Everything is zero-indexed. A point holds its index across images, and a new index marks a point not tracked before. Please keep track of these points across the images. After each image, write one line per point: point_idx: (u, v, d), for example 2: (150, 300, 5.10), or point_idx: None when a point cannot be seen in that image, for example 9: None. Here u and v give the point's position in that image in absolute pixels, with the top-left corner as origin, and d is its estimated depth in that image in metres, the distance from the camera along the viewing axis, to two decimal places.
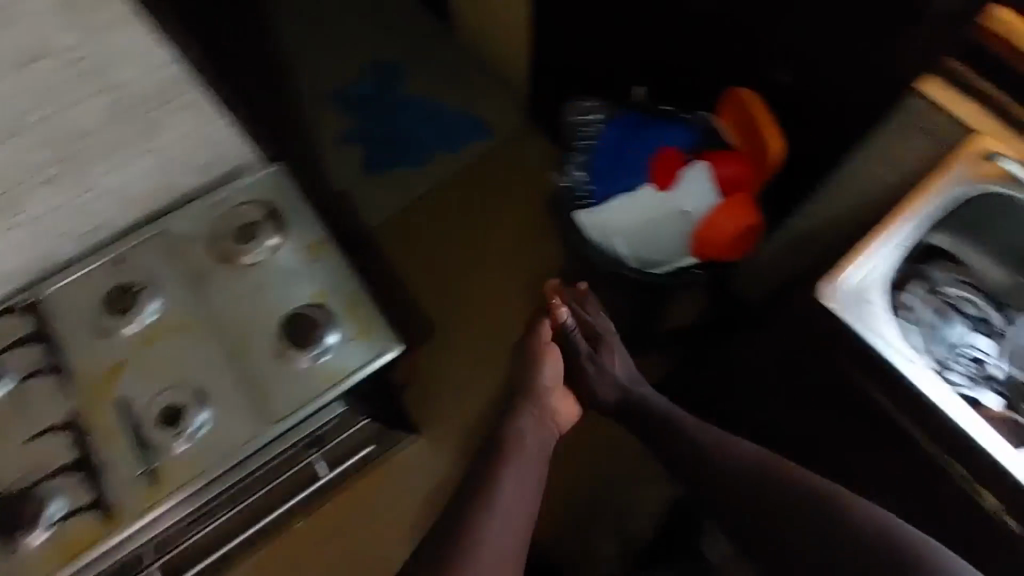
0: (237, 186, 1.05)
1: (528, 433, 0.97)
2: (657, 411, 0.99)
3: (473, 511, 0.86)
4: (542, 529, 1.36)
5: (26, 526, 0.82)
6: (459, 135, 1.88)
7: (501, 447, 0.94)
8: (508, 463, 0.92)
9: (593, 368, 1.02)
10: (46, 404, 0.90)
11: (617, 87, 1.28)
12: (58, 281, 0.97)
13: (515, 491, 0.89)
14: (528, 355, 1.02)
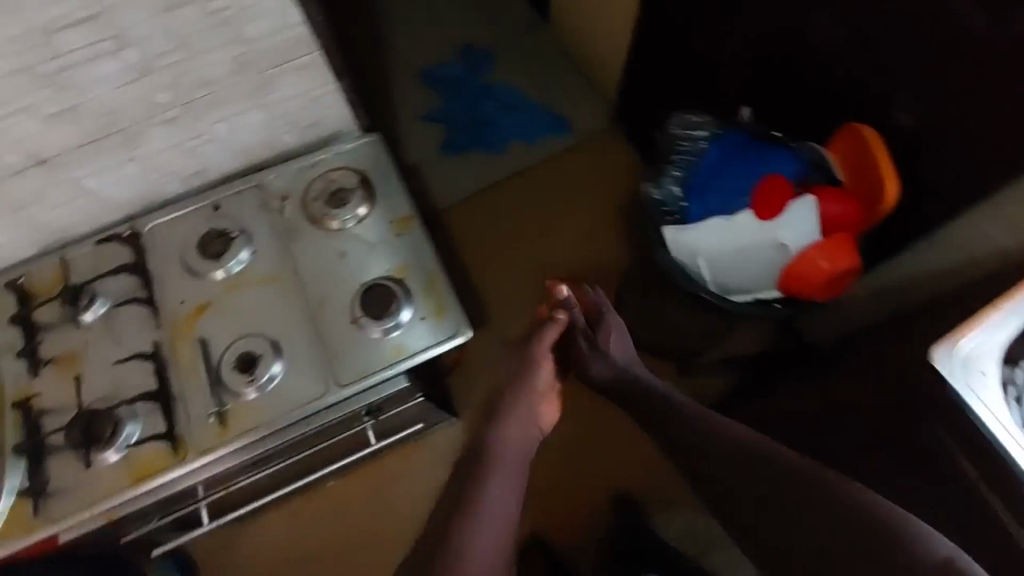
0: (336, 152, 1.08)
1: (515, 427, 0.77)
2: (658, 396, 0.84)
3: (456, 525, 0.68)
4: (556, 495, 1.41)
5: (101, 444, 0.85)
6: (540, 129, 1.88)
7: (481, 462, 0.73)
8: (489, 480, 0.72)
9: (588, 349, 0.85)
10: (136, 332, 0.94)
11: (718, 103, 1.25)
12: (160, 218, 1.02)
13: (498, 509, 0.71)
14: (522, 354, 0.82)
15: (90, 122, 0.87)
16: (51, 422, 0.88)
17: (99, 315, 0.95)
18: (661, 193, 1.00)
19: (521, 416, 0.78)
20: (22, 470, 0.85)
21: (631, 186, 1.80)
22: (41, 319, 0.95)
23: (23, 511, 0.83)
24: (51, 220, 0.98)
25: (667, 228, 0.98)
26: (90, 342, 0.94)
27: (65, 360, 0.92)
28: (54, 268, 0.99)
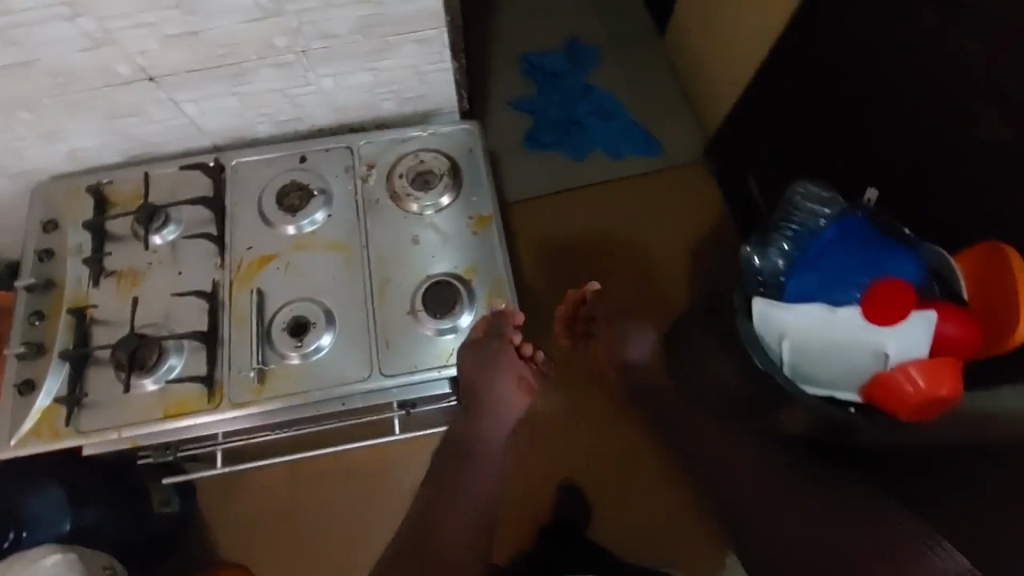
0: (431, 132, 1.04)
1: (482, 417, 0.91)
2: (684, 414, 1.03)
3: (433, 500, 0.88)
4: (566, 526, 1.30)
5: (143, 369, 0.85)
6: (629, 144, 1.79)
7: (457, 455, 0.90)
8: (466, 465, 0.89)
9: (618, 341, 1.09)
10: (199, 267, 0.93)
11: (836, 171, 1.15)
12: (246, 157, 1.01)
13: (470, 490, 0.88)
14: (484, 354, 0.87)
15: (207, 50, 0.84)
16: (101, 334, 0.89)
17: (167, 242, 0.94)
18: (763, 263, 0.96)
19: (486, 414, 0.91)
20: (64, 373, 0.85)
21: (708, 227, 1.70)
22: (113, 230, 0.95)
23: (56, 417, 0.83)
24: (144, 134, 0.97)
25: (758, 301, 0.91)
26: (153, 265, 0.93)
27: (125, 275, 0.92)
28: (135, 181, 0.99)
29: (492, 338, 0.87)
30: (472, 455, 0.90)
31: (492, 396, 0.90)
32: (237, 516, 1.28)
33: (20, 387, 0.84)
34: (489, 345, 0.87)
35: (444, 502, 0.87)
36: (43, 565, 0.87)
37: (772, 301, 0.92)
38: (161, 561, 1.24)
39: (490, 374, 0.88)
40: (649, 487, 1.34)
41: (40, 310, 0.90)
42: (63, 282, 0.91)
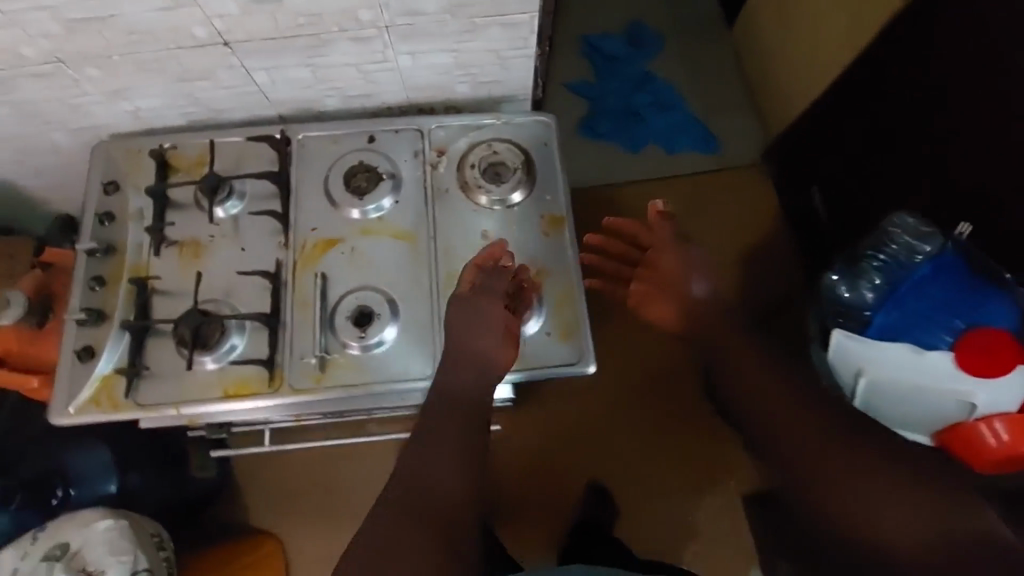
0: (506, 121, 0.99)
1: (460, 367, 0.81)
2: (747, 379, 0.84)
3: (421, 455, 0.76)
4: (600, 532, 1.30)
5: (204, 347, 0.83)
6: (686, 139, 1.71)
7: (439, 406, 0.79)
8: (449, 413, 0.79)
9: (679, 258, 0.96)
10: (262, 245, 0.91)
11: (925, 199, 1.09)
12: (313, 131, 0.96)
13: (457, 434, 0.78)
14: (463, 296, 0.83)
15: (288, 18, 0.79)
16: (160, 306, 0.87)
17: (230, 215, 0.92)
18: (847, 294, 0.91)
19: (466, 361, 0.80)
20: (123, 344, 0.84)
21: (761, 234, 1.62)
22: (176, 198, 0.92)
23: (116, 388, 0.82)
24: (211, 99, 0.93)
25: (839, 334, 0.87)
26: (215, 239, 0.90)
27: (186, 247, 0.90)
28: (199, 149, 0.95)
29: (474, 278, 0.85)
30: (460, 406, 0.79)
31: (476, 342, 0.80)
32: (268, 487, 1.28)
33: (79, 354, 0.83)
34: (471, 290, 0.83)
35: (433, 453, 0.76)
36: (96, 528, 0.88)
37: (855, 336, 0.87)
38: (197, 522, 1.26)
39: (475, 320, 0.81)
40: (685, 499, 1.32)
41: (99, 275, 0.88)
42: (122, 248, 0.89)
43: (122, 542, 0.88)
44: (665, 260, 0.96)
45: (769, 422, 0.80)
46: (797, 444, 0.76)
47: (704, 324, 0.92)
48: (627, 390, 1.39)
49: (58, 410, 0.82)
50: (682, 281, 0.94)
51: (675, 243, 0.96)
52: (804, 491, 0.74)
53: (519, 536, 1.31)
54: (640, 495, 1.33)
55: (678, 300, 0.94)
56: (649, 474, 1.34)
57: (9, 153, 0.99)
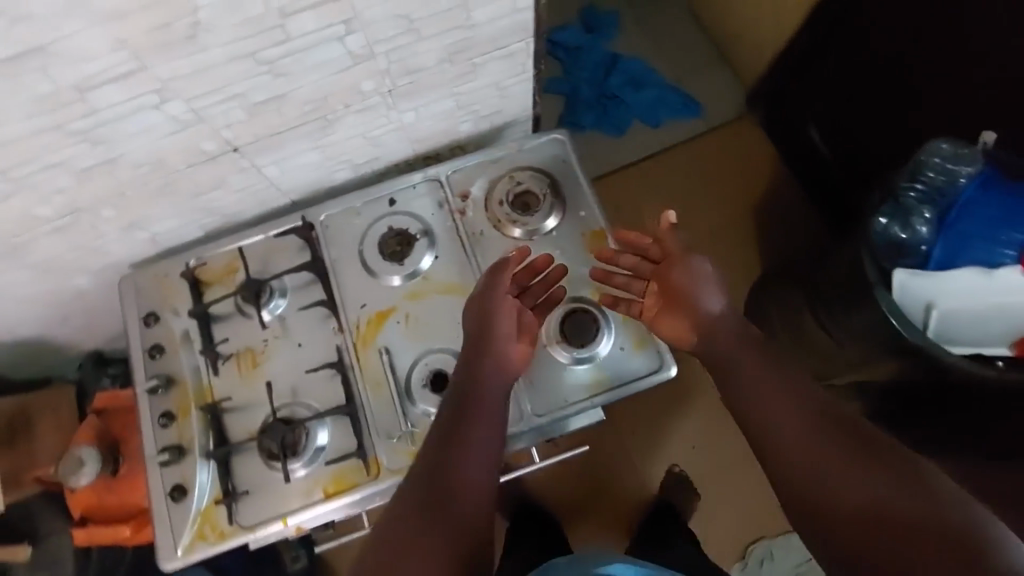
0: (520, 149, 0.98)
1: (479, 381, 0.76)
2: (752, 356, 0.74)
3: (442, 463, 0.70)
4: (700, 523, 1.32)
5: (294, 453, 0.82)
6: (669, 106, 1.66)
7: (461, 405, 0.75)
8: (469, 420, 0.73)
9: (684, 276, 0.77)
10: (317, 335, 0.89)
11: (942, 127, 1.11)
12: (334, 209, 0.95)
13: (477, 448, 0.72)
14: (479, 303, 0.79)
15: (294, 108, 0.77)
16: (235, 424, 0.85)
17: (276, 315, 0.90)
18: (908, 235, 0.93)
19: (456, 419, 0.73)
20: (211, 471, 0.82)
21: (766, 184, 1.61)
22: (219, 312, 0.90)
23: (219, 519, 0.81)
24: (226, 205, 0.91)
25: (900, 272, 0.91)
26: (270, 341, 0.89)
27: (243, 357, 0.88)
28: (228, 256, 0.93)
29: (471, 314, 0.80)
30: (431, 475, 0.70)
31: (496, 351, 0.77)
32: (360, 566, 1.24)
33: (172, 494, 0.82)
34: (472, 323, 0.79)
35: (456, 459, 0.71)
36: None
37: (920, 271, 0.91)
38: None
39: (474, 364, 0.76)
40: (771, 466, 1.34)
41: (167, 410, 0.86)
42: (182, 378, 0.87)
43: None
44: (674, 278, 0.78)
45: (767, 384, 0.71)
46: (798, 437, 0.66)
47: (718, 351, 0.75)
48: (681, 373, 1.39)
49: (167, 555, 0.80)
50: (693, 297, 0.77)
51: (689, 258, 0.78)
52: (790, 453, 0.66)
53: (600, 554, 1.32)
54: (720, 474, 1.34)
55: (697, 320, 0.76)
56: (724, 451, 1.35)
57: (38, 311, 0.97)
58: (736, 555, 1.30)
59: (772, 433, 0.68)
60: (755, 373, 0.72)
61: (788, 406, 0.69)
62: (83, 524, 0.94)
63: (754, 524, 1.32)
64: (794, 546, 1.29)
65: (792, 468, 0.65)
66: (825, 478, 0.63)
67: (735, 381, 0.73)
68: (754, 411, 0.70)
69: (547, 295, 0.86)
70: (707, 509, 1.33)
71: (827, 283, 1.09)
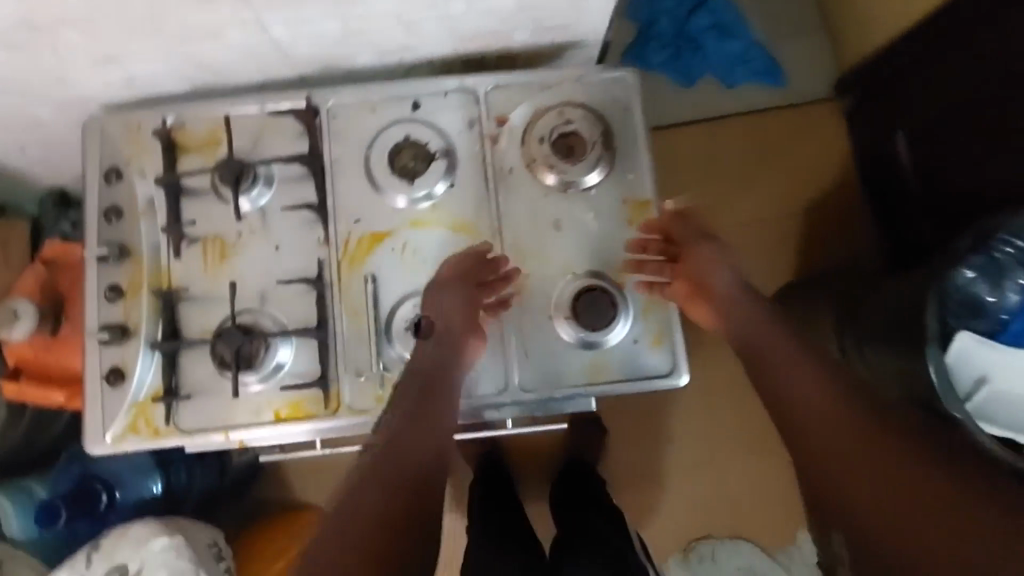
0: (580, 80, 0.81)
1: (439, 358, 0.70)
2: (786, 351, 0.70)
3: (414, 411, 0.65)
4: (654, 511, 1.34)
5: (249, 366, 0.73)
6: (751, 64, 1.42)
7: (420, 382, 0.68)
8: (435, 387, 0.68)
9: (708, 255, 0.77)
10: (299, 241, 0.78)
11: None
12: (345, 97, 0.80)
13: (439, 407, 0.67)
14: (444, 287, 0.73)
15: None
16: (190, 318, 0.76)
17: (256, 206, 0.78)
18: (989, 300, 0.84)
19: (450, 366, 0.70)
20: (156, 362, 0.74)
21: (828, 183, 1.44)
22: (192, 187, 0.78)
23: (154, 416, 0.73)
24: (218, 62, 0.75)
25: (965, 335, 0.81)
26: (244, 236, 0.77)
27: (211, 245, 0.77)
28: (212, 123, 0.79)
29: (455, 286, 0.72)
30: (421, 408, 0.66)
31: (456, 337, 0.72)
32: (314, 484, 1.16)
33: (109, 377, 0.73)
34: (458, 296, 0.72)
35: (425, 413, 0.66)
36: (151, 549, 0.80)
37: (987, 341, 0.82)
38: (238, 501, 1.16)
39: (461, 330, 0.72)
40: (738, 473, 1.34)
41: (116, 285, 0.76)
42: (139, 252, 0.76)
43: (182, 563, 0.80)
44: (698, 261, 0.77)
45: (809, 383, 0.67)
46: (837, 436, 0.62)
47: (735, 338, 0.74)
48: None
49: (95, 438, 0.73)
50: (713, 283, 0.76)
51: (698, 240, 0.77)
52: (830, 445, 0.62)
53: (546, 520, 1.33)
54: (685, 471, 1.34)
55: (719, 304, 0.76)
56: (695, 448, 1.35)
57: None
58: (678, 546, 1.33)
59: (810, 424, 0.64)
60: (790, 364, 0.69)
61: (821, 396, 0.65)
62: (15, 379, 0.85)
63: (705, 523, 1.34)
64: (738, 551, 1.32)
65: (834, 461, 0.62)
66: (872, 475, 0.59)
67: (765, 372, 0.70)
68: (795, 404, 0.66)
69: (499, 299, 0.76)
70: (662, 502, 1.34)
71: (870, 316, 0.98)
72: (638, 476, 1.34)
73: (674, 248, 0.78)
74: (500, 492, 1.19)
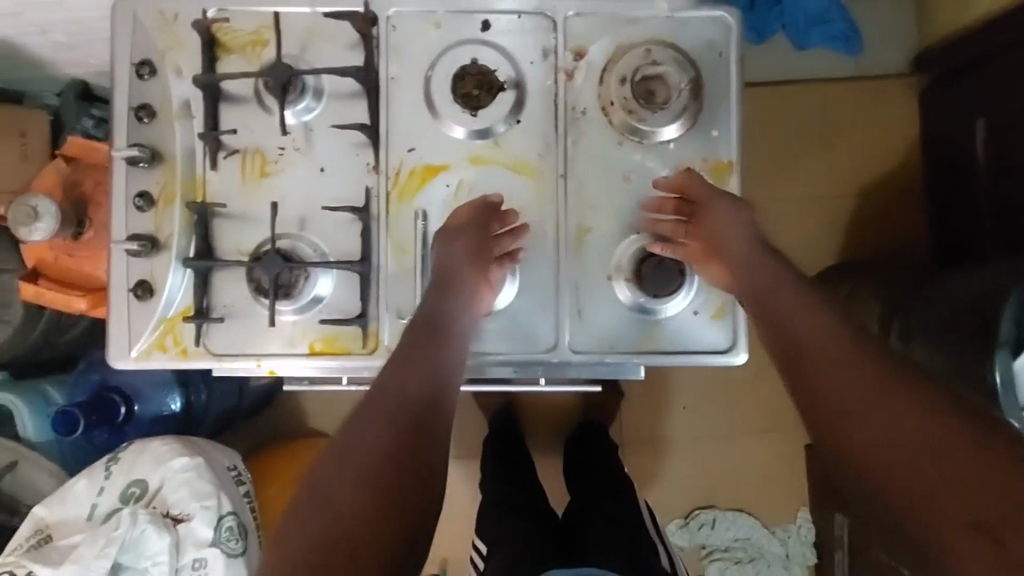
0: (672, 17, 0.73)
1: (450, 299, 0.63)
2: (793, 303, 0.57)
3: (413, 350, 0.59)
4: (660, 477, 1.34)
5: (286, 295, 0.69)
6: (832, 24, 1.23)
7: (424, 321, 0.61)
8: (435, 330, 0.61)
9: (715, 210, 0.65)
10: (346, 164, 0.71)
11: None
12: (409, 7, 0.71)
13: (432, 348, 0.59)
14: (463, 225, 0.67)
15: None
16: (225, 237, 0.70)
17: (302, 122, 0.71)
18: None
19: (447, 304, 0.63)
20: (187, 280, 0.69)
21: (891, 164, 1.35)
22: (231, 91, 0.70)
23: (183, 336, 0.69)
24: None
25: None
26: (286, 152, 0.71)
27: (250, 158, 0.70)
28: (259, 21, 0.71)
29: (470, 234, 0.66)
30: (416, 347, 0.59)
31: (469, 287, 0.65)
32: (328, 416, 1.13)
33: (136, 291, 0.69)
34: (470, 245, 0.66)
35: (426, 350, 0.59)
36: (172, 467, 0.79)
37: None
38: (249, 427, 1.13)
39: (458, 272, 0.64)
40: (750, 449, 1.34)
41: (146, 192, 0.70)
42: (171, 157, 0.70)
43: (203, 483, 0.78)
44: (706, 221, 0.66)
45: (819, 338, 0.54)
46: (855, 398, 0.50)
47: (741, 299, 0.62)
48: None
49: (119, 353, 0.70)
50: (720, 233, 0.64)
51: (715, 196, 0.66)
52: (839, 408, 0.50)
53: (555, 477, 1.33)
54: (695, 441, 1.34)
55: (732, 263, 0.63)
56: (710, 421, 1.34)
57: (4, 5, 0.76)
58: (680, 512, 1.35)
59: (823, 387, 0.52)
60: (805, 314, 0.56)
61: (839, 350, 0.52)
62: (33, 280, 0.80)
63: (709, 493, 1.35)
64: (739, 524, 1.33)
65: (851, 434, 0.49)
66: (902, 455, 0.46)
67: (770, 324, 0.58)
68: (809, 365, 0.53)
69: (508, 252, 0.70)
70: (672, 469, 1.34)
71: (925, 312, 0.94)
72: (649, 443, 1.34)
73: (690, 208, 0.68)
74: (515, 449, 1.20)
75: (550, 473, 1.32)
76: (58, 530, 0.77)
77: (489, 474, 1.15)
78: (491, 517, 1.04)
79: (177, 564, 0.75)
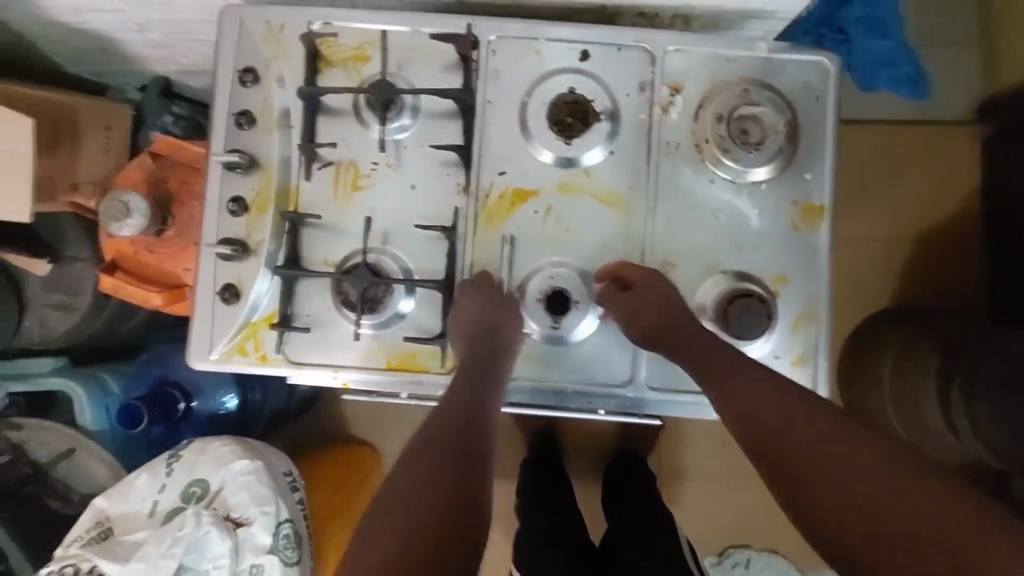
0: (770, 59, 0.73)
1: (472, 346, 0.66)
2: (761, 381, 0.60)
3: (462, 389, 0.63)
4: (696, 512, 1.32)
5: (371, 310, 0.69)
6: (900, 67, 0.98)
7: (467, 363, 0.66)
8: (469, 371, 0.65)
9: (662, 295, 0.67)
10: (436, 183, 0.72)
11: None
12: (510, 33, 0.72)
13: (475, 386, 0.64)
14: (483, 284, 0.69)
15: None
16: (313, 247, 0.71)
17: (396, 138, 0.71)
18: None
19: (472, 351, 0.66)
20: (273, 286, 0.70)
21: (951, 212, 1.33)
22: (331, 105, 0.71)
23: (264, 344, 0.70)
24: None
25: None
26: (379, 168, 0.71)
27: (344, 172, 0.71)
28: (362, 37, 0.72)
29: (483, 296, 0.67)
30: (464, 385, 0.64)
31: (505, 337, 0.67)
32: (372, 425, 1.13)
33: (223, 294, 0.70)
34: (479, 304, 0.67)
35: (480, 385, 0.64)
36: (232, 469, 0.79)
37: None
38: (293, 430, 1.14)
39: (499, 328, 0.66)
40: None
41: (240, 198, 0.70)
42: (269, 164, 0.70)
43: (262, 489, 0.78)
44: (655, 302, 0.67)
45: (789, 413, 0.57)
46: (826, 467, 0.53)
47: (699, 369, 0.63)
48: None
49: (200, 354, 0.70)
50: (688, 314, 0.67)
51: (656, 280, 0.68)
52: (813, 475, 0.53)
53: (590, 503, 1.31)
54: (733, 478, 1.32)
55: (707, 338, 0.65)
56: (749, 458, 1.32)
57: (112, 2, 0.77)
58: (714, 549, 1.32)
59: (798, 456, 0.55)
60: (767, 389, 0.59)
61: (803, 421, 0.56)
62: (111, 272, 0.82)
63: (743, 532, 1.32)
64: (772, 565, 1.30)
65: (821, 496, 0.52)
66: (879, 514, 0.50)
67: (742, 392, 0.59)
68: (791, 431, 0.56)
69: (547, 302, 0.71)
70: (707, 503, 1.32)
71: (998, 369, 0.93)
72: (686, 476, 1.32)
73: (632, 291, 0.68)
74: (554, 472, 1.19)
75: (587, 498, 1.30)
76: (119, 524, 0.78)
77: (523, 502, 1.11)
78: (529, 550, 0.98)
79: (236, 568, 0.75)
